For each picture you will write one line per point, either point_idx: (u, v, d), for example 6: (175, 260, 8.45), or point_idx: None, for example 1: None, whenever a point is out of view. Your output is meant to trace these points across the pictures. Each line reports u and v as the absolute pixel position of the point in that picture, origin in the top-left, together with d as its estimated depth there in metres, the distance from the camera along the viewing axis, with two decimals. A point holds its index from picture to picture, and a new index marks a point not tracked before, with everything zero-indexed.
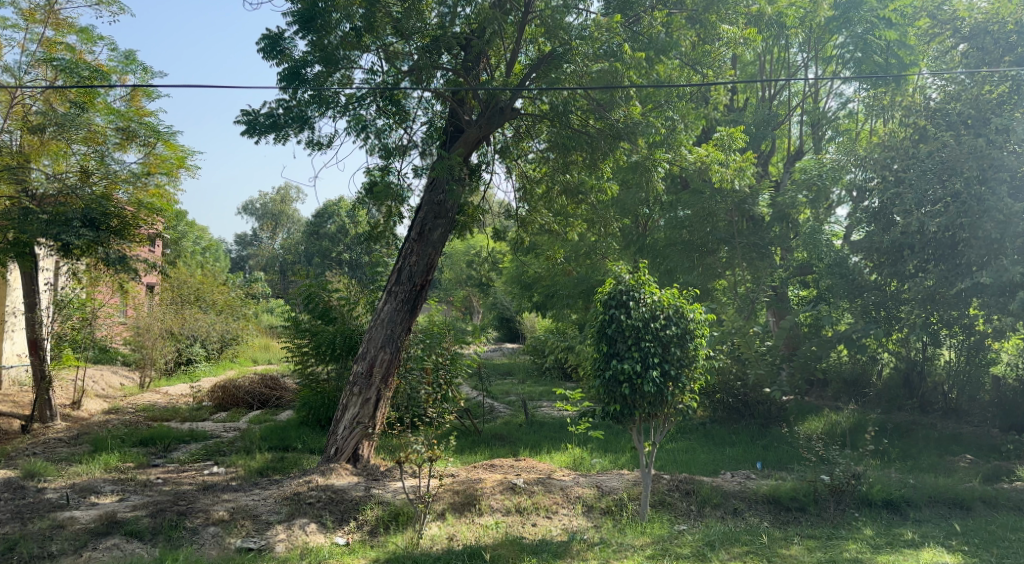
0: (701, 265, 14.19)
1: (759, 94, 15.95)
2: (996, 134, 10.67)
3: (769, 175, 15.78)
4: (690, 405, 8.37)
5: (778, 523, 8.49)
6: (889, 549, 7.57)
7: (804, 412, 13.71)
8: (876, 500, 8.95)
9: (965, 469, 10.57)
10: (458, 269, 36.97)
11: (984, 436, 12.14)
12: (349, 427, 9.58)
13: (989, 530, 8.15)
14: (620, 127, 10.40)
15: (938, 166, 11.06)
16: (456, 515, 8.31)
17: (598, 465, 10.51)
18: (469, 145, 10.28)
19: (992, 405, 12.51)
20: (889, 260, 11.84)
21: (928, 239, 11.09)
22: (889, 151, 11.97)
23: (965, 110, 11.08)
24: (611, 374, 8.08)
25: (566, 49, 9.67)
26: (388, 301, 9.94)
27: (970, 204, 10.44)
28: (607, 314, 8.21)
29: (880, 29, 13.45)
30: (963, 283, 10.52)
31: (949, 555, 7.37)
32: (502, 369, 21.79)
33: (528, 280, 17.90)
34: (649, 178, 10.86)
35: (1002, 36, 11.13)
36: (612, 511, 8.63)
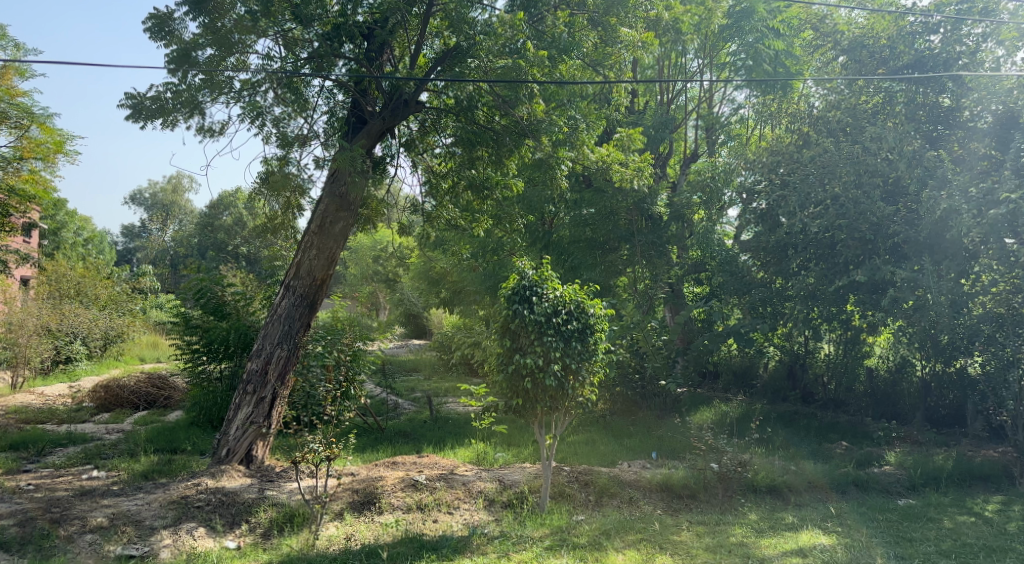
0: (603, 262, 14.43)
1: (658, 98, 16.23)
2: (871, 142, 11.30)
3: (667, 176, 16.26)
4: (589, 399, 8.57)
5: (670, 510, 8.83)
6: (771, 533, 8.00)
7: (697, 403, 14.27)
8: (761, 487, 9.42)
9: (841, 455, 11.29)
10: (363, 264, 36.20)
11: (858, 423, 13.02)
12: (242, 427, 9.26)
13: (860, 512, 8.74)
14: (525, 124, 10.49)
15: (819, 171, 11.85)
16: (355, 514, 8.19)
17: (502, 460, 10.56)
18: (372, 137, 9.99)
19: (866, 395, 13.41)
20: (776, 260, 12.58)
21: (810, 240, 11.89)
22: (775, 155, 12.66)
23: (843, 118, 11.87)
24: (514, 368, 8.15)
25: (470, 44, 9.60)
26: (286, 296, 9.60)
27: (847, 206, 11.19)
28: (511, 309, 8.25)
29: (769, 39, 13.93)
30: (840, 281, 11.27)
31: (824, 536, 7.85)
32: (408, 365, 21.57)
33: (436, 275, 17.82)
34: (552, 175, 11.04)
35: (877, 50, 11.86)
36: (513, 504, 8.71)
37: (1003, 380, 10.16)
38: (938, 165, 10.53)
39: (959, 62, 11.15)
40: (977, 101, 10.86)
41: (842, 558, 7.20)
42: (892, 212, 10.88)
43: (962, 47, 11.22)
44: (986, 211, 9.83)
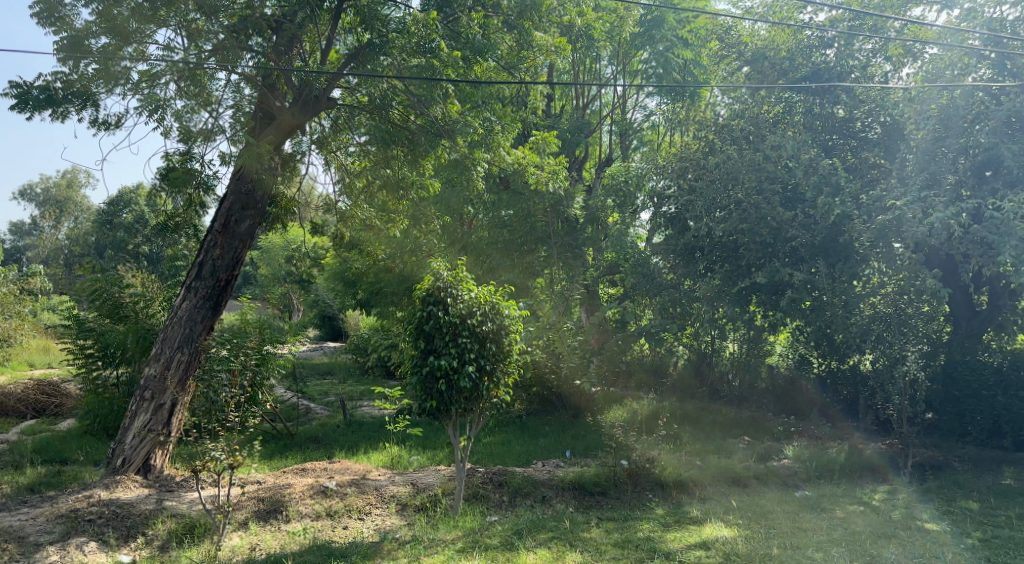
0: (520, 264, 14.70)
1: (573, 102, 16.54)
2: (771, 151, 11.83)
3: (583, 180, 16.51)
4: (504, 400, 8.62)
5: (582, 508, 8.97)
6: (676, 527, 8.26)
7: (610, 402, 14.57)
8: (668, 482, 9.69)
9: (743, 449, 11.77)
10: (275, 265, 35.14)
11: (761, 419, 13.61)
12: (138, 436, 8.82)
13: (760, 504, 9.13)
14: (440, 124, 10.38)
15: (724, 177, 12.24)
16: (260, 524, 7.94)
17: (416, 463, 10.46)
18: (281, 133, 9.80)
19: (767, 392, 14.06)
20: (683, 262, 13.13)
21: (715, 244, 12.48)
22: (683, 160, 13.09)
23: (746, 127, 12.40)
24: (428, 370, 8.11)
25: (382, 42, 9.46)
26: (186, 297, 9.21)
27: (749, 211, 11.68)
28: (426, 311, 8.16)
29: (677, 48, 14.36)
30: (744, 282, 11.75)
31: (726, 529, 8.16)
32: (322, 368, 21.10)
33: (352, 276, 17.50)
34: (468, 176, 11.03)
35: (777, 62, 12.42)
36: (426, 508, 8.63)
37: (889, 376, 10.42)
38: (831, 174, 11.07)
39: (852, 76, 11.83)
40: (869, 113, 11.49)
41: (741, 549, 7.50)
42: (791, 217, 11.40)
43: (854, 61, 11.90)
44: (875, 216, 10.45)
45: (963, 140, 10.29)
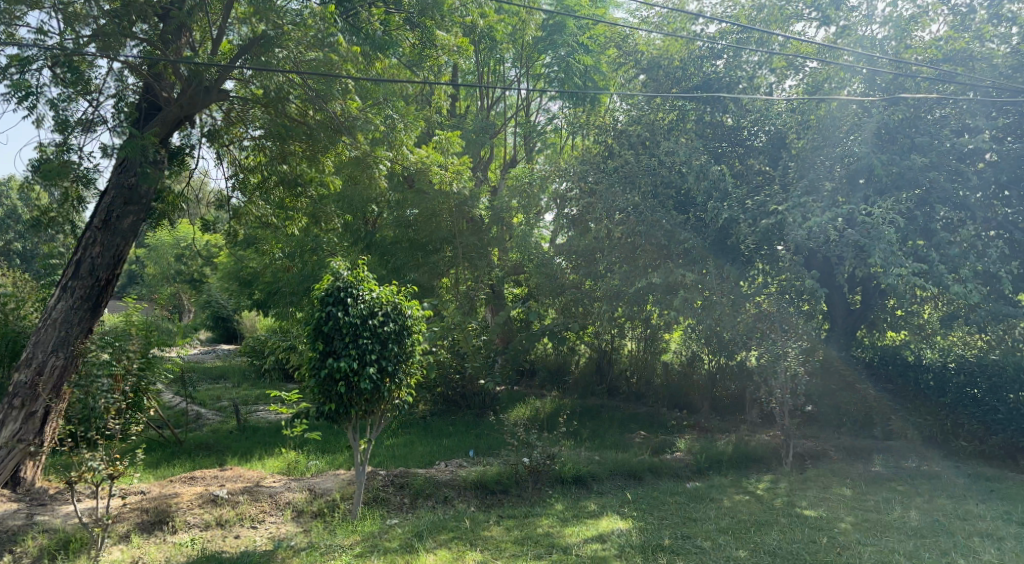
0: (425, 265, 14.06)
1: (478, 103, 16.54)
2: (666, 157, 12.25)
3: (488, 180, 16.55)
4: (405, 400, 8.54)
5: (482, 507, 9.01)
6: (574, 521, 8.43)
7: (513, 401, 14.69)
8: (568, 478, 9.87)
9: (640, 444, 12.13)
10: (165, 263, 33.42)
11: (657, 414, 14.09)
12: (5, 447, 8.17)
13: (654, 496, 9.45)
14: (341, 121, 10.21)
15: (621, 180, 12.63)
16: (144, 537, 7.54)
17: (314, 467, 10.18)
18: (168, 126, 9.36)
19: (663, 388, 14.57)
20: (584, 262, 13.44)
21: (615, 244, 12.83)
22: (584, 164, 13.48)
23: (642, 133, 12.80)
24: (326, 373, 7.91)
25: (279, 34, 9.17)
26: (61, 298, 8.64)
27: (646, 214, 12.09)
28: (324, 312, 7.95)
29: (579, 54, 14.66)
30: (641, 282, 12.13)
31: (622, 521, 8.40)
32: (215, 371, 20.21)
33: (248, 276, 16.86)
34: (370, 174, 10.63)
35: (670, 71, 12.93)
36: (323, 513, 8.42)
37: (773, 371, 10.89)
38: (721, 179, 11.60)
39: (739, 86, 12.40)
40: (754, 122, 12.24)
41: (635, 541, 7.73)
42: (683, 220, 11.93)
43: (741, 72, 12.43)
44: (760, 220, 10.99)
45: (839, 149, 11.18)
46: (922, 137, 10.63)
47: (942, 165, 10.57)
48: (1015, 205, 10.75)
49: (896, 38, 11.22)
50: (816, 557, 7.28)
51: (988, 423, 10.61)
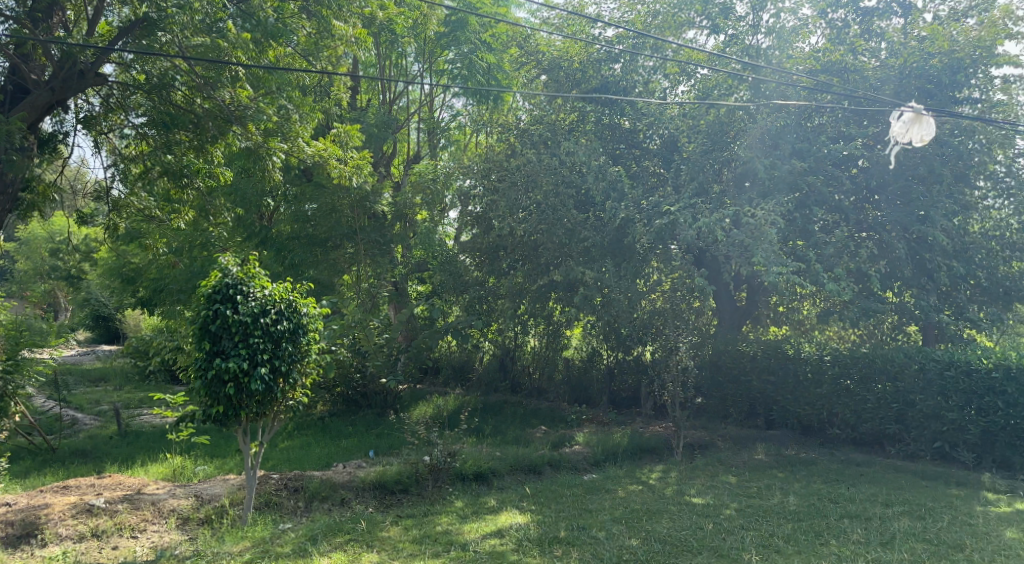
0: (324, 260, 13.37)
1: (379, 97, 16.19)
2: (566, 156, 12.44)
3: (391, 176, 16.29)
4: (300, 401, 8.29)
5: (381, 508, 8.87)
6: (473, 518, 8.44)
7: (415, 399, 14.54)
8: (468, 474, 9.84)
9: (540, 439, 12.27)
10: (38, 258, 31.13)
11: (557, 409, 14.31)
12: None
13: (553, 489, 9.58)
14: (229, 110, 9.84)
15: (523, 179, 12.71)
16: (9, 552, 7.01)
17: (202, 473, 9.74)
18: (37, 110, 8.65)
19: (564, 383, 14.81)
20: (488, 260, 13.66)
21: (517, 242, 13.09)
22: (487, 162, 13.55)
23: (543, 132, 13.07)
24: (213, 374, 7.58)
25: (160, 16, 8.78)
26: None
27: (547, 213, 12.30)
28: (210, 310, 7.60)
29: (481, 51, 14.67)
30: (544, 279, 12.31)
31: (521, 516, 8.47)
32: (95, 374, 18.99)
33: (131, 272, 15.91)
34: (263, 166, 10.13)
35: (570, 73, 13.12)
36: (211, 520, 8.06)
37: (666, 364, 11.25)
38: (617, 180, 11.98)
39: (636, 90, 12.80)
40: (648, 126, 12.61)
41: (533, 534, 7.83)
42: (583, 219, 12.23)
43: (637, 76, 12.88)
44: (654, 220, 11.32)
45: (726, 153, 11.70)
46: (801, 143, 11.37)
47: (821, 170, 11.35)
48: (882, 207, 11.63)
49: (778, 48, 11.92)
50: (704, 542, 7.60)
51: (858, 412, 11.38)
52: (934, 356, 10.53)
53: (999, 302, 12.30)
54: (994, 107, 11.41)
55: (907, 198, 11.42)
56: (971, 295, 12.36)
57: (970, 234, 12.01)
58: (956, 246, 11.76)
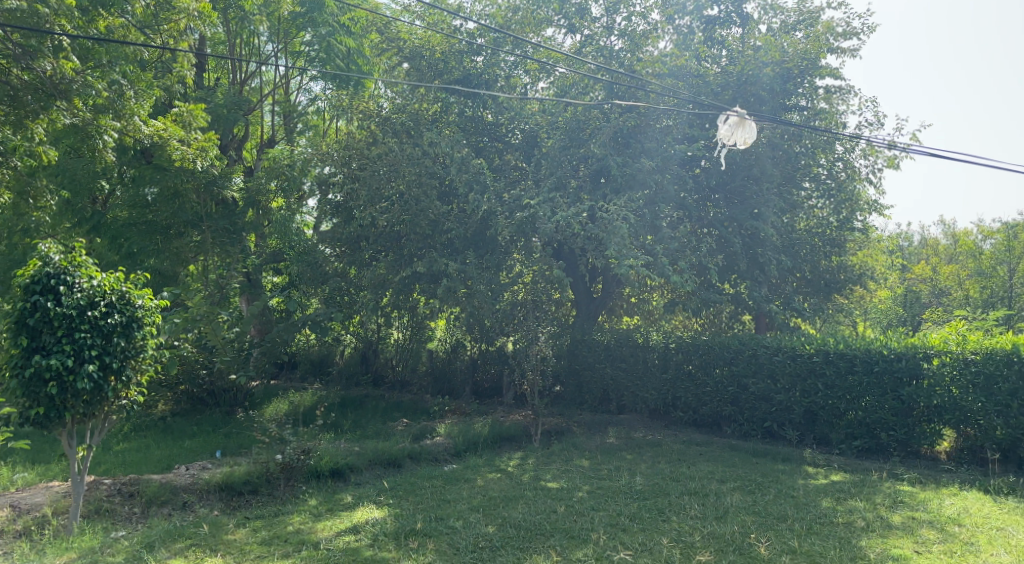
0: (167, 249, 12.49)
1: (229, 76, 15.35)
2: (428, 147, 12.35)
3: (243, 161, 15.53)
4: (135, 401, 7.70)
5: (227, 510, 8.45)
6: (328, 515, 8.23)
7: (270, 395, 13.97)
8: (324, 471, 9.56)
9: (401, 431, 12.15)
10: None
11: (418, 400, 14.21)
12: None
13: (411, 482, 9.52)
14: (50, 83, 9.08)
15: (386, 169, 12.41)
16: None
17: (22, 481, 8.86)
18: None
19: (427, 374, 14.77)
20: (348, 251, 13.33)
21: (379, 233, 12.82)
22: (348, 150, 13.14)
23: (406, 121, 12.88)
24: (32, 372, 6.93)
25: None
26: None
27: (410, 204, 12.21)
28: (28, 302, 6.93)
29: (339, 35, 14.24)
30: (406, 270, 12.20)
31: (377, 510, 8.35)
32: None
33: None
34: (91, 145, 9.40)
35: (432, 63, 13.00)
36: (30, 532, 7.36)
37: (525, 355, 11.47)
38: (480, 172, 11.98)
39: (498, 84, 12.90)
40: (510, 120, 12.88)
41: (389, 528, 7.74)
42: (446, 211, 12.27)
43: (500, 71, 13.05)
44: (515, 213, 11.57)
45: (582, 150, 12.03)
46: (650, 143, 11.85)
47: (666, 170, 11.79)
48: (722, 206, 12.58)
49: (630, 51, 12.27)
50: (556, 525, 7.83)
51: (700, 395, 12.16)
52: (764, 342, 11.52)
53: (820, 293, 13.84)
54: (818, 115, 12.57)
55: (743, 199, 12.40)
56: (798, 288, 13.80)
57: (797, 231, 13.22)
58: (784, 241, 12.83)
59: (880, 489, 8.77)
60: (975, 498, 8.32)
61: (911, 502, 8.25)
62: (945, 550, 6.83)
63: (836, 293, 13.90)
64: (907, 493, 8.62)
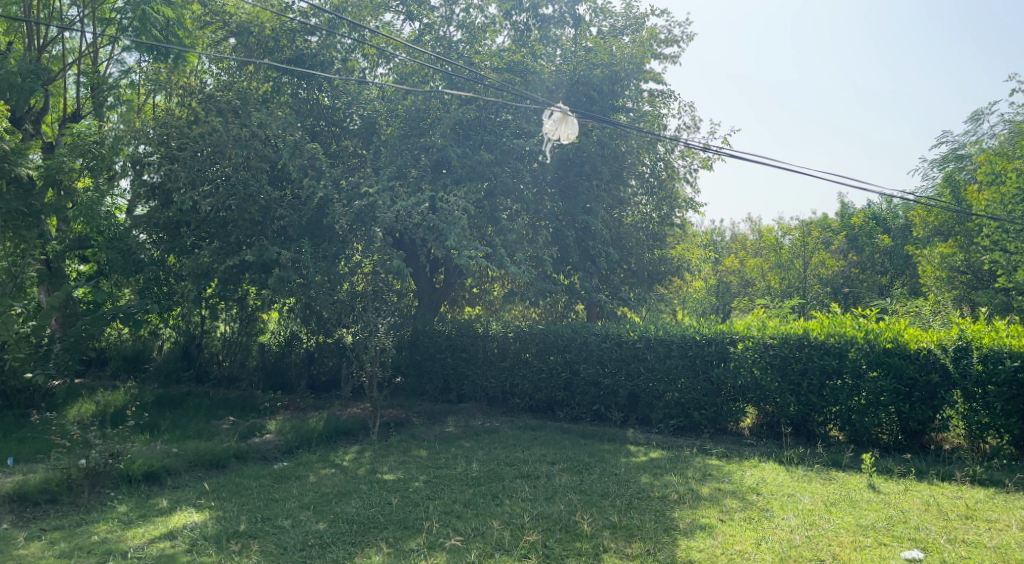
0: None
1: (24, 40, 13.75)
2: (257, 127, 11.70)
3: (41, 136, 14.00)
4: None
5: (19, 522, 7.62)
6: (140, 522, 7.64)
7: (75, 395, 12.73)
8: (137, 475, 8.87)
9: (227, 429, 11.51)
10: None
11: (248, 396, 13.53)
12: None
13: (236, 482, 9.05)
14: None
15: (208, 150, 11.67)
16: None
17: None
18: None
19: (257, 369, 14.12)
20: (167, 237, 12.43)
21: (203, 219, 12.01)
22: (164, 127, 12.13)
23: (232, 100, 12.02)
24: None
25: None
26: None
27: (238, 187, 11.59)
28: None
29: (156, 3, 13.05)
30: (232, 259, 11.54)
31: (197, 514, 7.88)
32: None
33: None
34: None
35: (262, 40, 12.42)
36: None
37: (363, 346, 11.16)
38: (315, 157, 11.56)
39: (335, 67, 12.62)
40: (347, 105, 12.58)
41: (210, 531, 7.32)
42: (278, 197, 11.78)
43: (336, 53, 12.63)
44: (353, 201, 11.22)
45: (423, 139, 11.91)
46: (489, 135, 12.07)
47: (506, 162, 12.22)
48: (557, 200, 13.02)
49: (468, 43, 12.45)
50: (389, 517, 7.77)
51: (535, 382, 12.58)
52: (594, 330, 12.15)
53: (644, 283, 14.69)
54: (642, 116, 13.31)
55: (577, 194, 12.96)
56: (625, 279, 14.58)
57: (625, 225, 13.99)
58: (612, 234, 13.61)
59: (691, 464, 9.52)
60: (771, 468, 9.24)
61: (718, 474, 9.03)
62: (744, 516, 7.52)
63: (658, 283, 14.80)
64: (715, 466, 9.42)
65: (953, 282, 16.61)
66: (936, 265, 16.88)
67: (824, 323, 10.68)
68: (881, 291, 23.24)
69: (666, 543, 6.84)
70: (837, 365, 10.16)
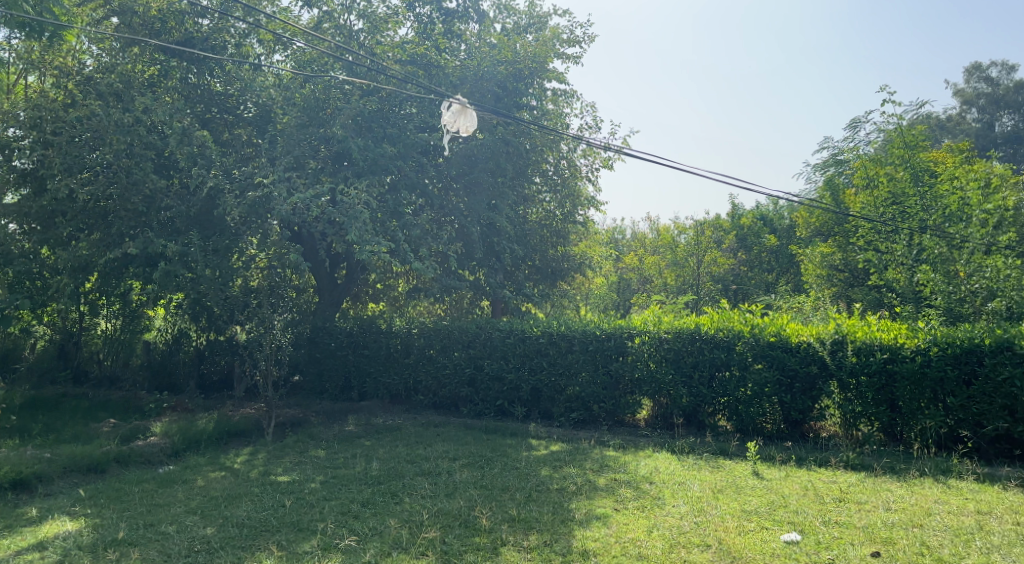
0: None
1: None
2: (141, 113, 11.04)
3: None
4: None
5: None
6: (5, 533, 7.10)
7: None
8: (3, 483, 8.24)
9: (108, 432, 10.86)
10: None
11: (132, 398, 12.81)
12: None
13: (116, 487, 8.56)
14: None
15: (85, 135, 10.94)
16: None
17: None
18: None
19: (142, 369, 13.38)
20: (41, 228, 11.55)
21: (81, 208, 11.24)
22: (37, 109, 11.21)
23: (115, 83, 11.26)
24: None
25: None
26: None
27: (120, 175, 10.92)
28: None
29: None
30: (113, 252, 10.87)
31: (71, 522, 7.39)
32: None
33: None
34: None
35: (149, 21, 11.70)
36: None
37: (258, 343, 10.84)
38: (204, 146, 11.09)
39: (228, 51, 12.23)
40: (240, 91, 12.10)
41: (85, 540, 6.89)
42: (165, 187, 11.18)
43: (228, 37, 12.26)
44: (247, 192, 10.84)
45: (322, 130, 11.63)
46: (392, 129, 11.88)
47: (408, 156, 11.97)
48: (461, 195, 12.98)
49: (368, 33, 12.24)
50: (282, 520, 7.54)
51: (438, 378, 12.53)
52: (498, 326, 12.23)
53: (547, 280, 14.87)
54: (545, 114, 13.44)
55: (480, 190, 12.91)
56: (529, 275, 14.71)
57: (528, 222, 14.13)
58: (516, 231, 13.71)
59: (589, 456, 9.74)
60: (664, 458, 9.57)
61: (614, 465, 9.27)
62: (637, 505, 7.75)
63: (561, 280, 14.97)
64: (611, 457, 9.67)
65: (832, 279, 17.55)
66: (817, 264, 17.84)
67: (712, 318, 11.16)
68: (769, 288, 24.49)
69: (563, 534, 6.95)
70: (725, 358, 10.64)
